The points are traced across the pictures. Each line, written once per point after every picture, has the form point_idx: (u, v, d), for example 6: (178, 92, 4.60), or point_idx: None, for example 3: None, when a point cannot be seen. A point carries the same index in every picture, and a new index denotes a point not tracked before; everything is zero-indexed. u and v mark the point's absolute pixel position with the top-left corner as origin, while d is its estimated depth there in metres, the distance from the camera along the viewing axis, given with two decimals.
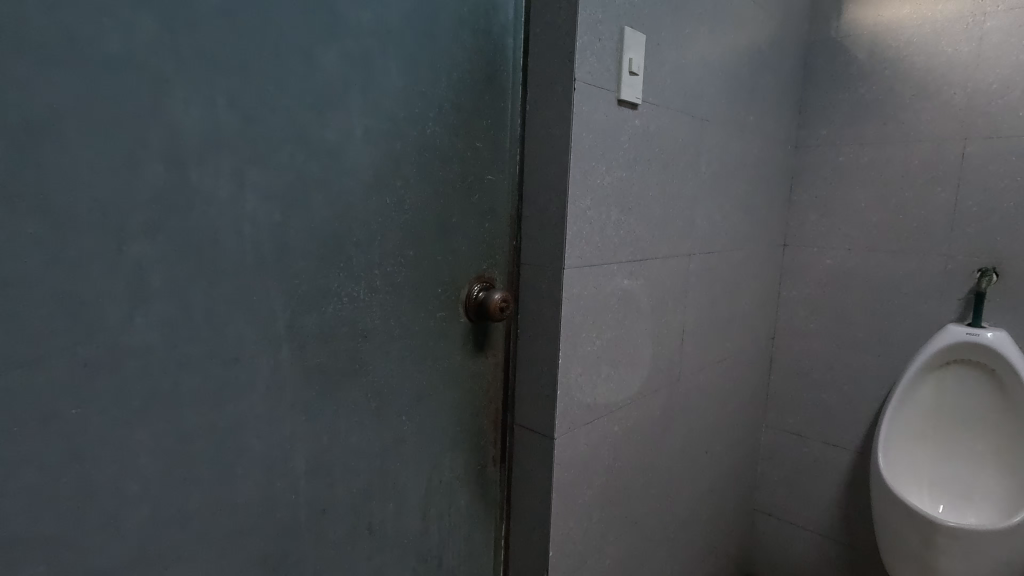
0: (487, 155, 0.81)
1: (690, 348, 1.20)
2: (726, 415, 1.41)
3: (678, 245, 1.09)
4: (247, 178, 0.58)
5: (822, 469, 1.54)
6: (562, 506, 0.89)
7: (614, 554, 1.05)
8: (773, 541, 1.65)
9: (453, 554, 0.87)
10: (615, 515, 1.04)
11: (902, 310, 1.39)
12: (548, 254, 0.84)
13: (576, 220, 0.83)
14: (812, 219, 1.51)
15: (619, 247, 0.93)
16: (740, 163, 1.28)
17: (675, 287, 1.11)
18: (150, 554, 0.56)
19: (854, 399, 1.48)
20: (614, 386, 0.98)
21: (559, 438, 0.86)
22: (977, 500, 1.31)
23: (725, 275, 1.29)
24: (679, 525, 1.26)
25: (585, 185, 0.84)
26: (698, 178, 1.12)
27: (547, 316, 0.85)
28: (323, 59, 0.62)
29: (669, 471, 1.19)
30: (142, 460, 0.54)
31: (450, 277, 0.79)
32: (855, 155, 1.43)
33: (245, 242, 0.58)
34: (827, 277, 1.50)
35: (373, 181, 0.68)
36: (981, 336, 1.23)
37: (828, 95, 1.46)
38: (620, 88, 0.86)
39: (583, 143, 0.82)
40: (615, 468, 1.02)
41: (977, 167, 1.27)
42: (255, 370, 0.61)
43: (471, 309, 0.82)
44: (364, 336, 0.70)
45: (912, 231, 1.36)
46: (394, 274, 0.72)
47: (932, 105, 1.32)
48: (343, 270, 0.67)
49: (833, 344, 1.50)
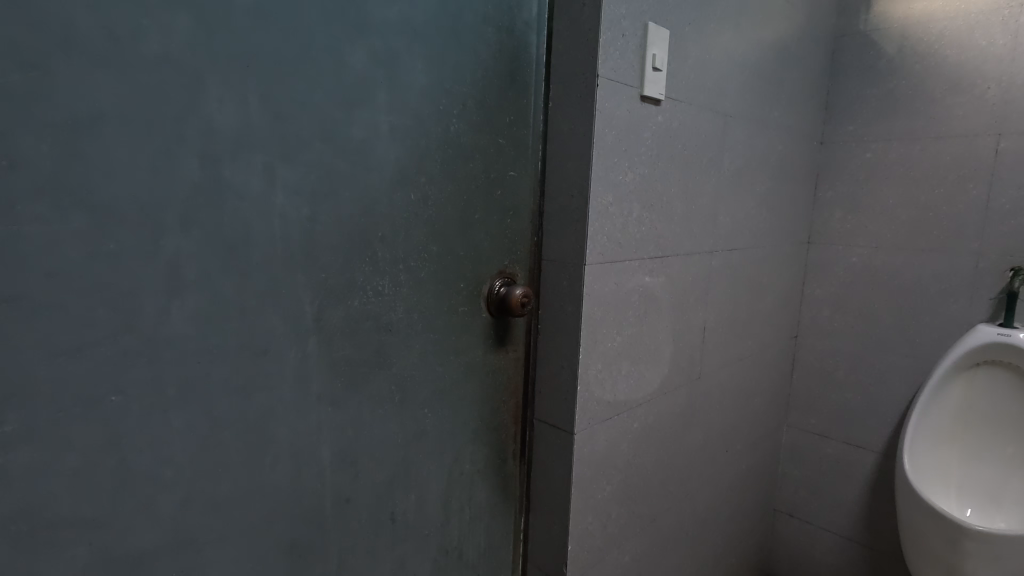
0: (511, 152, 0.81)
1: (712, 345, 1.19)
2: (747, 413, 1.40)
3: (700, 243, 1.09)
4: (278, 175, 0.59)
5: (845, 469, 1.52)
6: (581, 501, 0.90)
7: (633, 551, 1.06)
8: (794, 542, 1.63)
9: (474, 545, 0.88)
10: (634, 511, 1.04)
11: (931, 309, 1.36)
12: (570, 250, 0.84)
13: (597, 216, 0.83)
14: (839, 216, 1.48)
15: (641, 244, 0.93)
16: (765, 158, 1.26)
17: (697, 284, 1.10)
18: (183, 538, 0.58)
19: (880, 400, 1.45)
20: (634, 383, 0.98)
21: (579, 432, 0.87)
22: (1007, 506, 1.27)
23: (749, 274, 1.28)
24: (698, 522, 1.26)
25: (607, 181, 0.84)
26: (721, 175, 1.11)
27: (568, 312, 0.85)
28: (350, 57, 0.63)
29: (689, 469, 1.19)
30: (177, 446, 0.56)
31: (472, 273, 0.80)
32: (883, 151, 1.40)
33: (274, 235, 0.60)
34: (853, 275, 1.47)
35: (398, 177, 0.69)
36: (1013, 337, 1.19)
37: (856, 89, 1.43)
38: (643, 84, 0.86)
39: (606, 140, 0.82)
40: (635, 464, 1.02)
41: (1011, 163, 1.23)
42: (283, 360, 0.63)
43: (493, 304, 0.82)
44: (388, 329, 0.72)
45: (941, 229, 1.33)
46: (418, 269, 0.73)
47: (964, 99, 1.28)
48: (368, 265, 0.68)
49: (857, 342, 1.48)
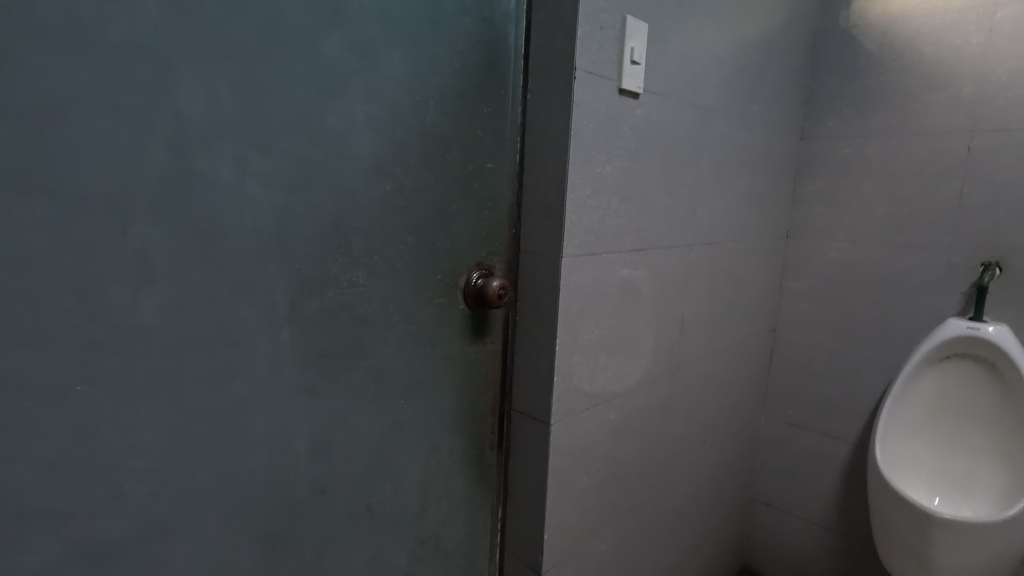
0: (489, 144, 0.81)
1: (691, 337, 1.21)
2: (725, 405, 1.41)
3: (679, 236, 1.10)
4: (250, 164, 0.59)
5: (822, 460, 1.53)
6: (558, 491, 0.91)
7: (610, 540, 1.07)
8: (771, 531, 1.64)
9: (451, 535, 0.88)
10: (612, 501, 1.05)
11: (906, 303, 1.37)
12: (548, 242, 0.84)
13: (575, 209, 0.84)
14: (818, 210, 1.50)
15: (619, 237, 0.94)
16: (744, 153, 1.27)
17: (676, 276, 1.12)
18: (155, 529, 0.58)
19: (855, 392, 1.47)
20: (612, 374, 0.99)
21: (555, 423, 0.88)
22: (974, 494, 1.27)
23: (728, 267, 1.29)
24: (675, 512, 1.28)
25: (585, 174, 0.84)
26: (701, 169, 1.12)
27: (546, 303, 0.86)
28: (324, 46, 0.63)
29: (667, 459, 1.20)
30: (147, 437, 0.56)
31: (449, 264, 0.80)
32: (861, 147, 1.42)
33: (246, 225, 0.59)
34: (830, 269, 1.49)
35: (374, 167, 0.69)
36: (982, 331, 1.21)
37: (836, 85, 1.45)
38: (621, 77, 0.86)
39: (583, 133, 0.82)
40: (613, 455, 1.03)
41: (984, 160, 1.26)
42: (256, 350, 0.62)
43: (470, 296, 0.82)
44: (364, 320, 0.72)
45: (916, 224, 1.35)
46: (394, 260, 0.73)
47: (940, 97, 1.30)
48: (343, 256, 0.68)
49: (834, 336, 1.49)
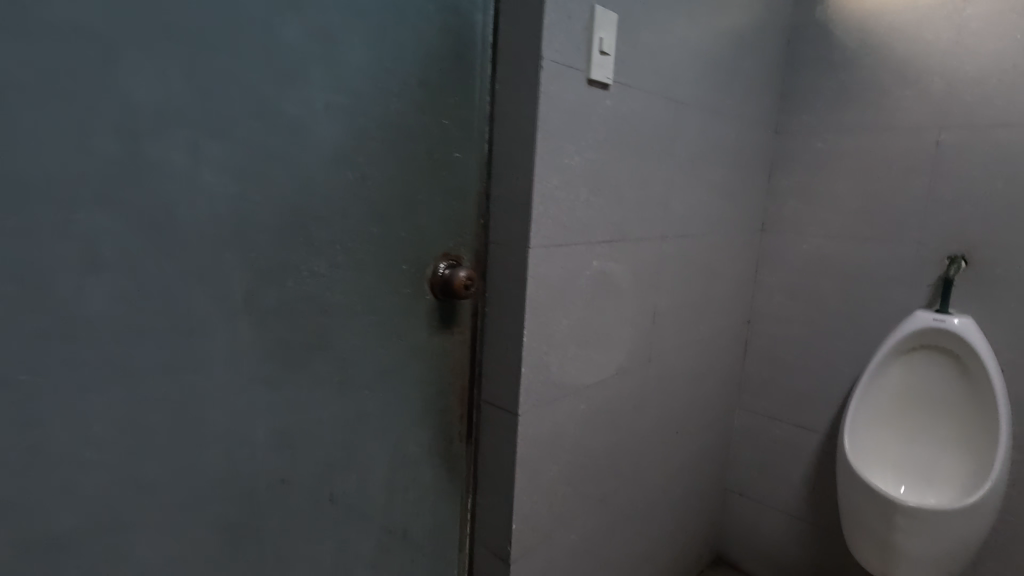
0: (455, 134, 0.81)
1: (663, 329, 1.21)
2: (698, 396, 1.42)
3: (651, 229, 1.10)
4: (204, 151, 0.58)
5: (794, 451, 1.55)
6: (525, 481, 0.91)
7: (580, 530, 1.08)
8: (743, 521, 1.66)
9: (419, 526, 0.88)
10: (582, 491, 1.06)
11: (876, 296, 1.39)
12: (516, 233, 0.84)
13: (542, 200, 0.83)
14: (792, 204, 1.51)
15: (588, 229, 0.94)
16: (718, 145, 1.27)
17: (648, 269, 1.12)
18: (107, 520, 0.57)
19: (826, 384, 1.48)
20: (582, 365, 0.99)
21: (523, 414, 0.88)
22: (939, 483, 1.29)
23: (701, 259, 1.30)
24: (647, 502, 1.28)
25: (553, 165, 0.84)
26: (674, 161, 1.13)
27: (513, 295, 0.86)
28: (282, 32, 0.62)
29: (639, 449, 1.21)
30: (97, 427, 0.55)
31: (415, 254, 0.79)
32: (834, 141, 1.43)
33: (201, 213, 0.58)
34: (804, 262, 1.50)
35: (336, 155, 0.68)
36: (948, 323, 1.22)
37: (811, 80, 1.46)
38: (590, 68, 0.86)
39: (551, 123, 0.82)
40: (583, 445, 1.03)
41: (952, 155, 1.27)
42: (213, 340, 0.62)
43: (437, 287, 0.82)
44: (326, 311, 0.71)
45: (887, 218, 1.37)
46: (356, 250, 0.73)
47: (911, 92, 1.32)
48: (304, 245, 0.67)
49: (807, 329, 1.51)
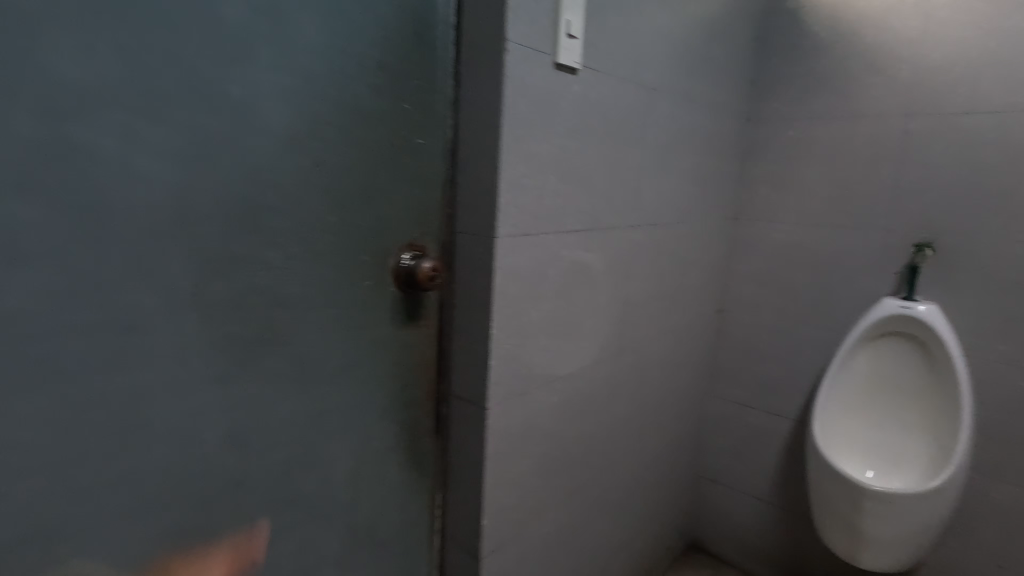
0: (417, 119, 0.78)
1: (635, 319, 1.20)
2: (671, 385, 1.42)
3: (623, 217, 1.09)
4: (139, 135, 0.54)
5: (765, 437, 1.56)
6: (495, 475, 0.90)
7: (553, 522, 1.07)
8: (717, 508, 1.67)
9: (386, 523, 0.86)
10: (554, 483, 1.04)
11: (845, 283, 1.40)
12: (482, 222, 0.82)
13: (509, 188, 0.81)
14: (764, 192, 1.51)
15: (558, 217, 0.92)
16: (690, 133, 1.26)
17: (620, 258, 1.11)
18: (42, 531, 0.54)
19: (796, 371, 1.50)
20: (553, 357, 0.97)
21: (492, 407, 0.86)
22: (905, 467, 1.31)
23: (673, 248, 1.29)
24: (620, 492, 1.28)
25: (519, 152, 0.82)
26: (645, 148, 1.11)
27: (480, 285, 0.83)
28: (225, 8, 0.58)
29: (611, 439, 1.20)
30: (28, 432, 0.51)
31: (376, 245, 0.76)
32: (804, 129, 1.44)
33: (138, 202, 0.55)
34: (775, 251, 1.51)
35: (287, 140, 0.65)
36: (914, 310, 1.24)
37: (782, 67, 1.45)
38: (558, 51, 0.83)
39: (517, 108, 0.80)
40: (554, 437, 1.02)
41: (919, 143, 1.28)
42: (156, 337, 0.58)
43: (400, 278, 0.79)
44: (280, 304, 0.68)
45: (856, 206, 1.38)
46: (313, 241, 0.69)
47: (879, 80, 1.32)
48: (255, 236, 0.64)
49: (778, 317, 1.52)
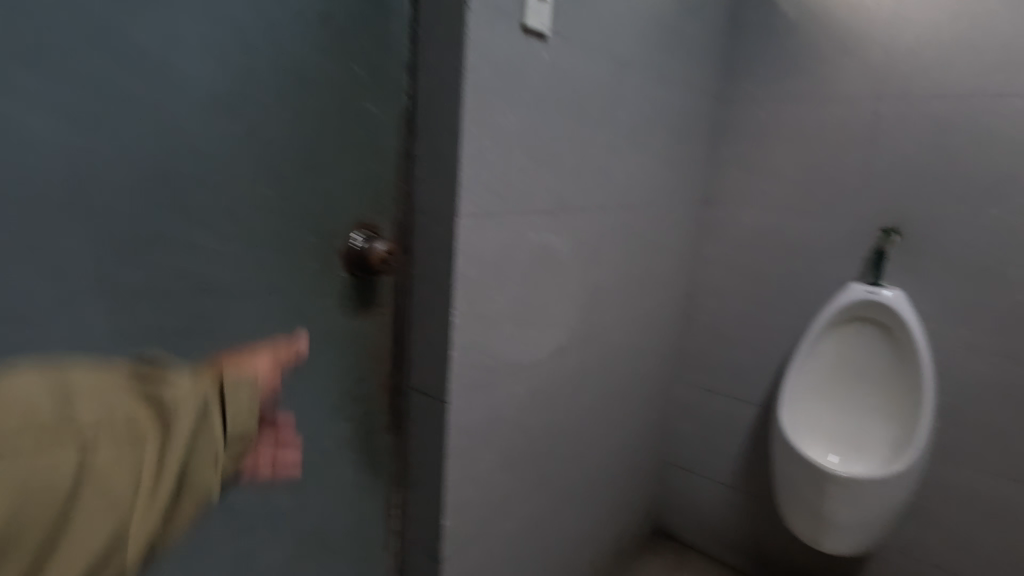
0: (369, 83, 0.70)
1: (604, 305, 1.16)
2: (639, 372, 1.39)
3: (592, 198, 1.03)
4: (20, 87, 0.45)
5: (731, 423, 1.56)
6: (456, 472, 0.84)
7: (518, 517, 1.02)
8: (682, 493, 1.67)
9: (337, 526, 0.80)
10: (519, 477, 1.00)
11: (812, 269, 1.39)
12: (441, 201, 0.75)
13: (471, 163, 0.74)
14: (734, 175, 1.49)
15: (524, 197, 0.85)
16: (661, 111, 1.21)
17: (589, 241, 1.05)
18: None
19: (763, 356, 1.49)
20: (519, 346, 0.92)
21: (453, 401, 0.80)
22: (866, 451, 1.32)
23: (643, 231, 1.25)
24: (587, 482, 1.25)
25: (483, 124, 0.75)
26: (616, 126, 1.06)
27: (440, 270, 0.77)
28: None
29: (579, 429, 1.16)
30: None
31: (322, 224, 0.69)
32: (775, 111, 1.41)
33: (21, 169, 0.46)
34: (743, 235, 1.49)
35: (212, 102, 0.56)
36: (880, 295, 1.24)
37: (754, 47, 1.42)
38: (525, 13, 0.76)
39: (479, 75, 0.73)
40: (520, 430, 0.97)
41: (889, 127, 1.27)
42: (51, 327, 0.50)
43: (349, 261, 0.72)
44: (208, 291, 0.60)
45: (825, 190, 1.36)
46: (246, 219, 0.61)
47: (851, 62, 1.30)
48: (175, 212, 0.56)
49: (745, 303, 1.50)
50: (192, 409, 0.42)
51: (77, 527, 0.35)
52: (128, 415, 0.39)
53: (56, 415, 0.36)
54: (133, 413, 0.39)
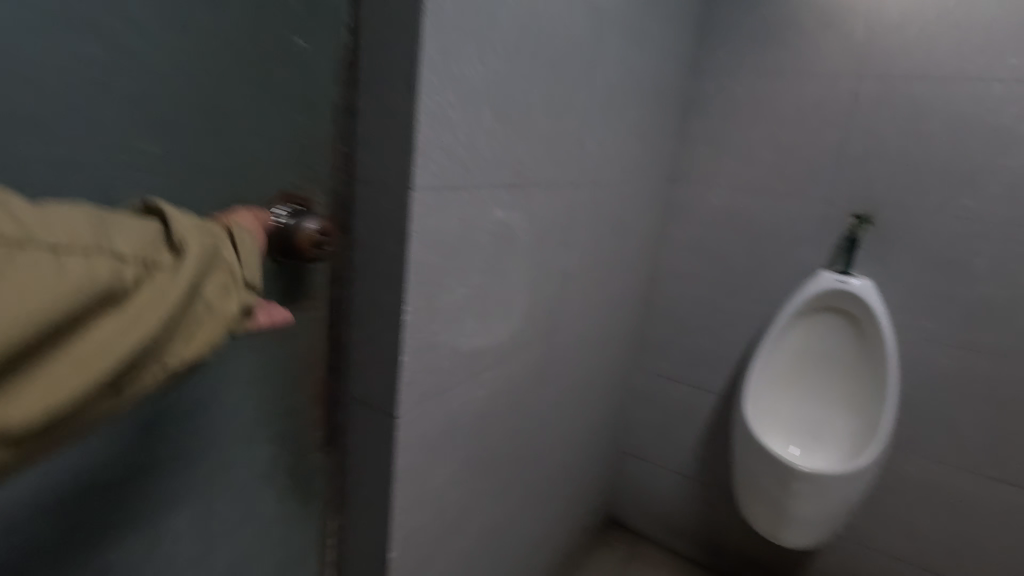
0: (298, 15, 0.55)
1: (569, 292, 1.04)
2: (600, 362, 1.30)
3: (564, 172, 0.91)
4: None
5: (689, 412, 1.51)
6: (407, 493, 0.72)
7: (473, 531, 0.91)
8: (636, 483, 1.62)
9: (260, 564, 0.66)
10: (476, 488, 0.89)
11: (780, 255, 1.33)
12: (391, 169, 0.61)
13: (431, 123, 0.60)
14: (702, 153, 1.40)
15: (491, 168, 0.72)
16: (637, 76, 1.09)
17: (558, 221, 0.93)
18: None
19: (724, 344, 1.43)
20: (480, 342, 0.79)
21: (404, 414, 0.68)
22: (826, 442, 1.30)
23: (612, 210, 1.14)
24: (545, 482, 1.16)
25: (446, 75, 0.61)
26: (592, 89, 0.93)
27: (390, 255, 0.63)
28: None
29: (539, 429, 1.06)
30: None
31: (236, 196, 0.54)
32: (749, 85, 1.32)
33: None
34: (711, 217, 1.41)
35: (69, 19, 0.40)
36: (850, 285, 1.19)
37: (731, 13, 1.31)
38: None
39: (444, 11, 0.58)
40: (478, 437, 0.85)
41: (867, 107, 1.21)
42: None
43: (271, 245, 0.55)
44: None
45: (797, 172, 1.30)
46: (128, 185, 0.46)
47: (831, 35, 1.22)
48: (14, 173, 0.40)
49: (709, 288, 1.44)
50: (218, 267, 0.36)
51: (110, 372, 0.29)
52: (146, 245, 0.33)
53: (93, 237, 0.30)
54: (162, 257, 0.33)
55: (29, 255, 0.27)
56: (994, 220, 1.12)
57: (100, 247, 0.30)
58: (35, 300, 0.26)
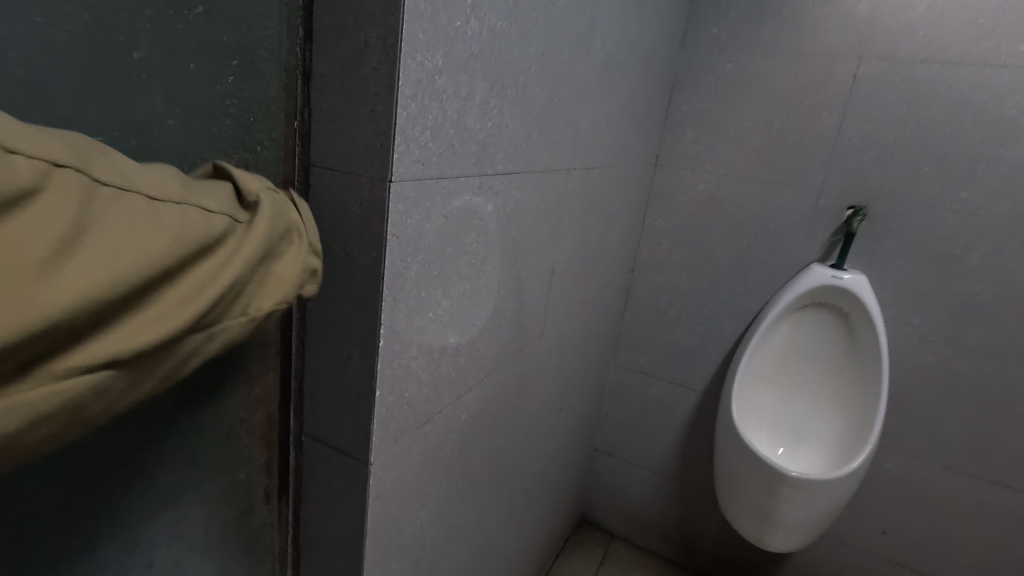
0: None
1: (556, 292, 0.93)
2: (582, 363, 1.20)
3: (557, 158, 0.78)
4: None
5: (667, 410, 1.44)
6: (378, 545, 0.60)
7: (449, 566, 0.81)
8: (611, 482, 1.55)
9: None
10: (454, 521, 0.78)
11: (768, 247, 1.26)
12: (362, 158, 0.47)
13: (415, 98, 0.47)
14: (689, 136, 1.30)
15: (482, 155, 0.59)
16: (633, 47, 0.97)
17: (549, 214, 0.81)
18: None
19: (707, 339, 1.37)
20: (463, 361, 0.67)
21: (378, 459, 0.56)
22: (809, 442, 1.27)
23: (601, 198, 1.02)
24: (524, 498, 1.06)
25: (433, 34, 0.47)
26: (589, 61, 0.80)
27: (360, 267, 0.50)
28: None
29: (520, 444, 0.95)
30: None
31: None
32: (743, 63, 1.22)
33: None
34: (696, 206, 1.32)
35: None
36: (843, 281, 1.13)
37: None
38: None
39: None
40: (459, 466, 0.74)
41: (866, 91, 1.13)
42: None
43: None
44: None
45: (789, 160, 1.22)
46: None
47: (833, 11, 1.13)
48: None
49: (692, 281, 1.36)
50: (284, 225, 0.39)
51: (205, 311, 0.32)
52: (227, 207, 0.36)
53: (182, 193, 0.33)
54: (239, 215, 0.36)
55: (140, 201, 0.30)
56: (990, 214, 1.08)
57: (189, 200, 0.33)
58: (142, 250, 0.28)
